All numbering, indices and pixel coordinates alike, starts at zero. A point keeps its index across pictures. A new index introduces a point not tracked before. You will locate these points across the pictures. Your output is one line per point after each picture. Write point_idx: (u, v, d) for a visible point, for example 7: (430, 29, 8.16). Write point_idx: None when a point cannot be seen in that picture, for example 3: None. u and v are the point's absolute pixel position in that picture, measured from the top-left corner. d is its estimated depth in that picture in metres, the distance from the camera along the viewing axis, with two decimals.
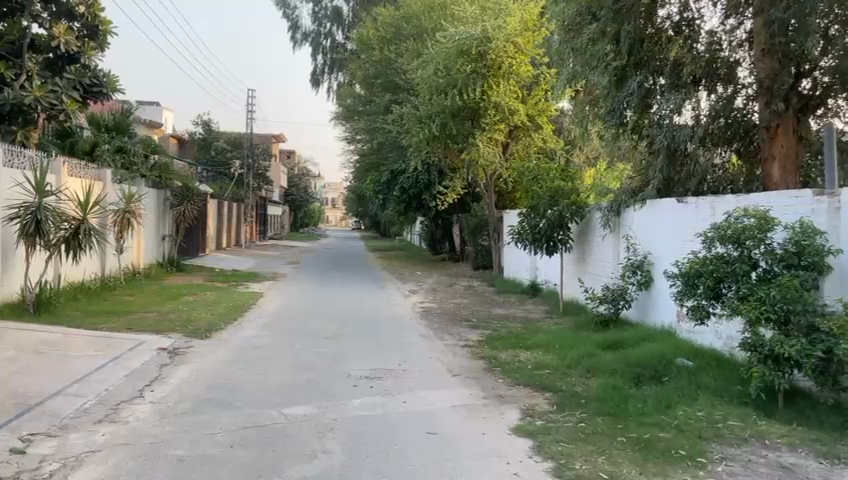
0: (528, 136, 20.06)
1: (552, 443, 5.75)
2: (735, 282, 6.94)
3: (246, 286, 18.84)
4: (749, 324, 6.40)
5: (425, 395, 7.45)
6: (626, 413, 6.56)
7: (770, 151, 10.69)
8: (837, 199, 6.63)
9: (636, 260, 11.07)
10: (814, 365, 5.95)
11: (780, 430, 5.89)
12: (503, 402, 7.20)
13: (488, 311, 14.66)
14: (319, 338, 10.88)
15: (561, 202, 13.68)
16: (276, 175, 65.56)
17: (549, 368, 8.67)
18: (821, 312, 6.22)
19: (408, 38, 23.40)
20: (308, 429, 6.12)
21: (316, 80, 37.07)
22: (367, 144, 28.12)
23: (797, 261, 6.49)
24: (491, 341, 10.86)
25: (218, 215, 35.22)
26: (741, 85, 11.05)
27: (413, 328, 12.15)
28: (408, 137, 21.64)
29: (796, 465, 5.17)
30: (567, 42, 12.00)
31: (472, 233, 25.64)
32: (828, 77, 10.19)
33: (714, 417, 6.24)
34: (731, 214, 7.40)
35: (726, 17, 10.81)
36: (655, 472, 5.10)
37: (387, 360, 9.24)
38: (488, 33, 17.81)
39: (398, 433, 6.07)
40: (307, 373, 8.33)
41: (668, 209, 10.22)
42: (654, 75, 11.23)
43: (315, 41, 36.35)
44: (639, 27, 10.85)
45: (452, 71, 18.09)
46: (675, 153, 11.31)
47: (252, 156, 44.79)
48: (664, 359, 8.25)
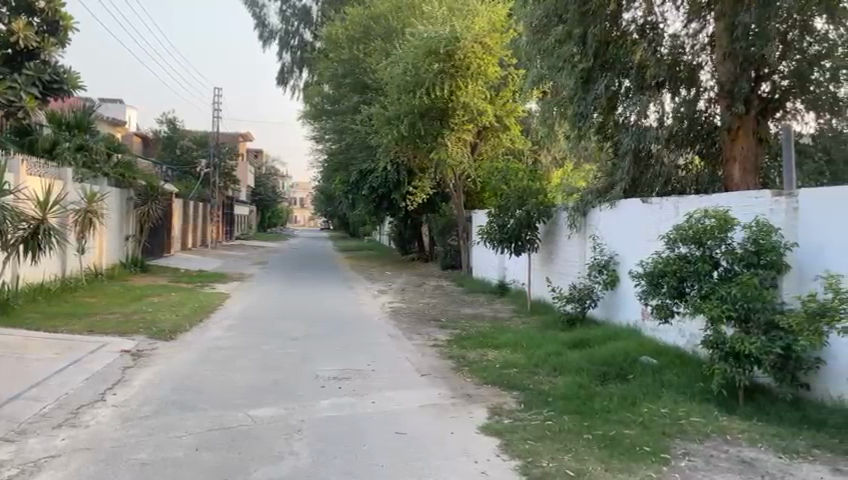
0: (496, 136, 20.15)
1: (519, 442, 5.79)
2: (697, 281, 7.06)
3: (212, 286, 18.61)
4: (711, 322, 6.54)
5: (394, 395, 7.43)
6: (592, 411, 6.63)
7: (731, 152, 10.93)
8: (794, 199, 6.81)
9: (602, 260, 11.23)
10: (773, 362, 6.13)
11: (740, 425, 6.01)
12: (471, 402, 7.22)
13: (457, 311, 14.69)
14: (286, 339, 10.81)
15: (529, 201, 13.82)
16: (243, 174, 64.80)
17: (516, 368, 8.71)
18: (779, 310, 6.37)
19: (377, 39, 23.44)
20: (274, 431, 6.06)
21: (282, 79, 36.77)
22: (335, 144, 27.97)
23: (756, 260, 6.65)
24: (459, 341, 10.87)
25: (184, 215, 34.70)
26: (704, 87, 11.29)
27: (381, 329, 12.12)
28: (377, 137, 21.63)
29: (756, 460, 5.28)
30: (534, 44, 12.04)
31: (441, 233, 25.71)
32: (788, 80, 10.51)
33: (677, 413, 6.34)
34: (692, 215, 7.51)
35: (688, 21, 11.03)
36: (620, 468, 5.16)
37: (355, 360, 9.20)
38: (456, 33, 17.86)
39: (366, 434, 6.05)
40: (274, 375, 8.25)
41: (633, 209, 10.37)
42: (620, 77, 11.32)
43: (283, 40, 36.05)
44: (605, 30, 11.06)
45: (420, 70, 18.15)
46: (640, 155, 11.40)
47: (217, 154, 44.33)
48: (628, 357, 8.37)
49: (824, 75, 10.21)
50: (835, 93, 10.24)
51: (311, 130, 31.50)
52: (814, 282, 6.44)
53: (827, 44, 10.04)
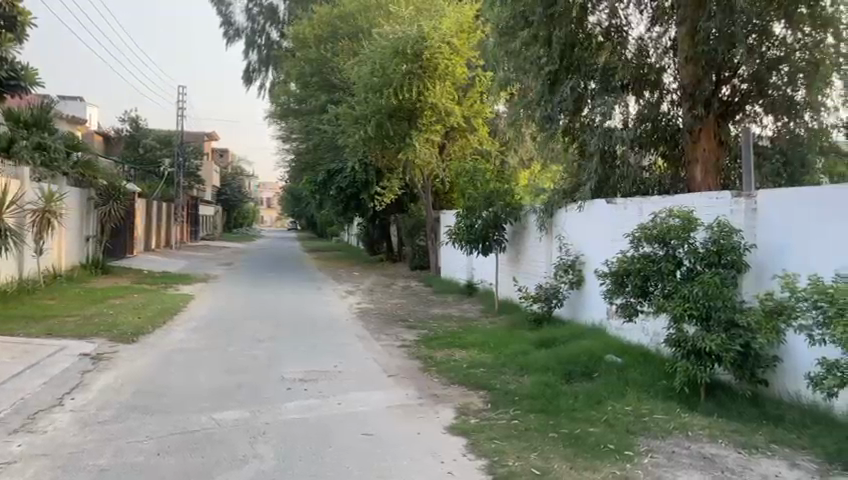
0: (465, 138, 20.18)
1: (486, 441, 5.80)
2: (660, 280, 7.16)
3: (176, 288, 18.31)
4: (674, 321, 6.64)
5: (361, 396, 7.40)
6: (557, 409, 6.70)
7: (692, 153, 10.97)
8: (753, 200, 6.98)
9: (569, 260, 11.37)
10: (733, 359, 6.27)
11: (702, 422, 6.12)
12: (439, 402, 7.22)
13: (425, 311, 14.72)
14: (252, 340, 10.67)
15: (497, 202, 13.91)
16: (208, 173, 63.98)
17: (483, 367, 8.75)
18: (740, 308, 6.51)
19: (345, 39, 23.39)
20: (238, 434, 5.97)
21: (248, 78, 36.36)
22: (303, 144, 27.80)
23: (717, 259, 6.78)
24: (427, 341, 10.89)
25: (147, 215, 34.10)
26: (667, 90, 11.62)
27: (349, 329, 12.06)
28: (344, 137, 21.56)
29: (717, 455, 5.38)
30: (501, 46, 12.07)
31: (409, 233, 25.75)
32: (747, 84, 10.76)
33: (640, 410, 6.44)
34: (657, 214, 7.60)
35: (651, 24, 11.47)
36: (584, 466, 5.22)
37: (321, 361, 9.14)
38: (423, 33, 17.94)
39: (332, 435, 6.01)
40: (239, 377, 8.14)
41: (599, 210, 10.50)
42: (585, 79, 11.33)
43: (250, 39, 35.67)
44: (571, 32, 11.16)
45: (387, 71, 18.19)
46: (607, 155, 11.35)
47: (181, 154, 43.74)
48: (594, 356, 8.48)
49: (782, 79, 10.45)
50: (792, 96, 10.50)
51: (278, 130, 31.23)
52: (772, 281, 6.60)
53: (785, 48, 10.22)
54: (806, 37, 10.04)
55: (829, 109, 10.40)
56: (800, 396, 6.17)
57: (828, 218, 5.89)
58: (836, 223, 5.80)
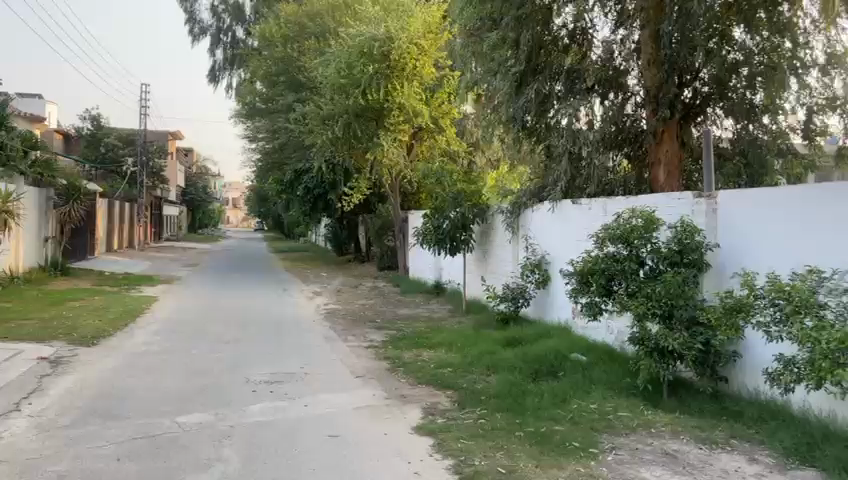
0: (432, 138, 20.20)
1: (452, 441, 5.81)
2: (624, 279, 7.23)
3: (139, 290, 17.97)
4: (637, 319, 6.73)
5: (327, 397, 7.35)
6: (524, 408, 6.75)
7: (656, 154, 11.09)
8: (713, 200, 7.13)
9: (535, 260, 11.49)
10: (695, 356, 6.41)
11: (664, 418, 6.23)
12: (406, 402, 7.22)
13: (393, 311, 14.72)
14: (217, 343, 10.52)
15: (465, 203, 14.01)
16: (172, 173, 63.04)
17: (450, 367, 8.77)
18: (701, 306, 6.66)
19: (312, 37, 23.12)
20: (201, 437, 5.88)
21: (214, 76, 35.93)
22: (269, 143, 27.56)
23: (680, 258, 6.92)
24: (395, 341, 10.90)
25: (109, 216, 33.43)
26: (630, 92, 11.73)
27: (316, 330, 11.99)
28: (311, 137, 21.39)
29: (679, 451, 5.48)
30: (468, 47, 12.11)
31: (377, 233, 25.74)
32: (708, 87, 11.03)
33: (605, 408, 6.52)
34: (620, 215, 7.70)
35: (616, 27, 11.41)
36: (549, 464, 5.26)
37: (287, 363, 9.05)
38: (390, 33, 17.82)
39: (298, 437, 5.96)
40: (204, 380, 8.03)
41: (565, 210, 10.61)
42: (551, 81, 11.51)
43: (215, 37, 35.23)
44: (536, 35, 11.12)
45: (354, 71, 18.12)
46: (574, 156, 11.42)
47: (144, 153, 43.01)
48: (560, 354, 8.59)
49: (742, 83, 10.74)
50: (752, 100, 10.85)
51: (244, 129, 30.89)
52: (731, 279, 6.76)
53: (744, 52, 10.36)
54: (764, 41, 10.09)
55: (787, 111, 10.77)
56: (758, 391, 6.31)
57: (785, 216, 6.07)
58: (791, 221, 5.99)
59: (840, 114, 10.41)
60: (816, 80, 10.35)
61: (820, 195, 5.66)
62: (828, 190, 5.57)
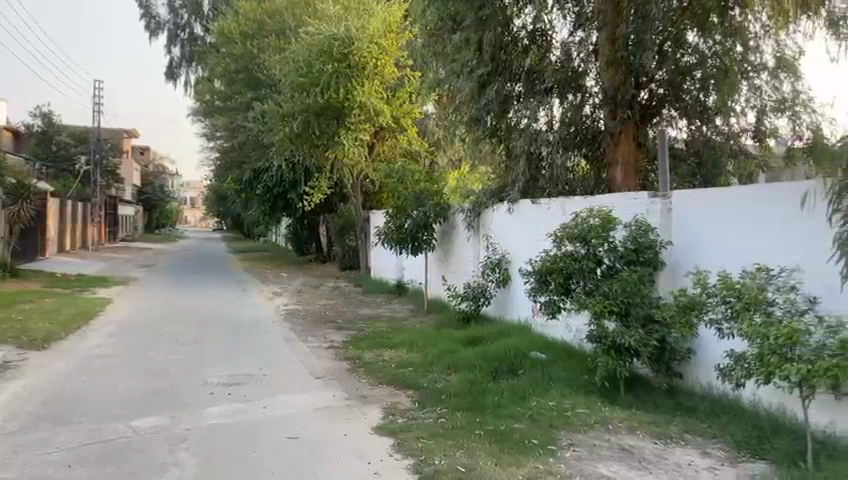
0: (394, 137, 20.15)
1: (411, 440, 5.81)
2: (582, 278, 7.30)
3: (92, 291, 17.53)
4: (595, 317, 6.80)
5: (287, 399, 7.26)
6: (484, 406, 6.79)
7: (613, 154, 11.25)
8: (669, 200, 7.26)
9: (495, 259, 11.59)
10: (651, 353, 6.55)
11: (621, 415, 6.33)
12: (367, 402, 7.20)
13: (355, 311, 14.66)
14: (173, 345, 10.31)
15: (427, 202, 14.12)
16: (127, 172, 61.62)
17: (412, 366, 8.78)
18: (657, 304, 6.81)
19: (272, 34, 22.79)
20: (157, 442, 5.76)
21: (171, 73, 35.26)
22: (228, 142, 27.18)
23: (636, 257, 7.06)
24: (356, 341, 10.85)
25: (61, 216, 32.49)
26: (588, 93, 11.64)
27: (276, 331, 11.85)
28: (270, 135, 21.19)
29: (635, 447, 5.57)
30: (429, 47, 12.13)
31: (339, 233, 25.62)
32: (663, 88, 11.17)
33: (563, 405, 6.60)
34: (578, 214, 7.78)
35: (574, 29, 11.43)
36: (509, 462, 5.29)
37: (247, 365, 8.92)
38: (350, 33, 17.85)
39: (256, 439, 5.88)
40: (160, 382, 7.87)
41: (525, 210, 10.70)
42: (512, 81, 11.65)
43: (172, 33, 34.54)
44: (498, 35, 11.17)
45: (313, 69, 17.99)
46: (532, 157, 11.69)
47: (97, 151, 41.96)
48: (519, 352, 8.67)
49: (695, 85, 11.02)
50: (704, 102, 11.12)
51: (202, 127, 30.38)
52: (685, 278, 6.92)
53: (698, 55, 10.63)
54: (717, 44, 10.32)
55: (738, 113, 10.99)
56: (711, 386, 6.47)
57: (735, 215, 6.25)
58: (742, 221, 6.15)
59: (788, 116, 10.70)
60: (765, 82, 10.68)
61: (768, 195, 5.84)
62: (776, 189, 5.76)
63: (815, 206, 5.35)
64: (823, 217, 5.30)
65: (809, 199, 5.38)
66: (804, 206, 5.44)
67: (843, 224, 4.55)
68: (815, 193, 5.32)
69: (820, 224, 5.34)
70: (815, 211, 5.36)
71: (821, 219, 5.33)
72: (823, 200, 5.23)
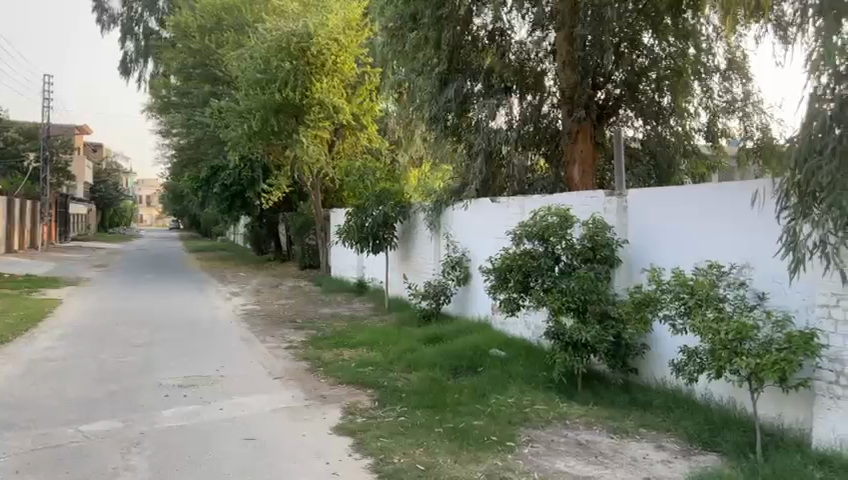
0: (354, 135, 19.93)
1: (371, 440, 5.77)
2: (540, 275, 7.37)
3: (42, 292, 17.01)
4: (553, 314, 6.91)
5: (244, 400, 7.15)
6: (444, 404, 6.79)
7: (571, 154, 11.26)
8: (624, 198, 7.39)
9: (455, 257, 11.65)
10: (607, 349, 6.65)
11: (578, 410, 6.41)
12: (326, 402, 7.14)
13: (314, 311, 14.52)
14: (127, 346, 10.06)
15: (387, 202, 14.06)
16: (79, 169, 59.94)
17: (372, 365, 8.74)
18: (613, 300, 6.92)
19: (229, 30, 22.46)
20: (108, 446, 5.62)
21: (125, 68, 34.44)
22: (184, 139, 26.65)
23: (593, 255, 7.15)
24: (315, 341, 10.74)
25: (8, 215, 31.43)
26: (547, 93, 11.96)
27: (234, 332, 11.66)
28: (227, 132, 20.87)
29: (591, 442, 5.65)
30: (390, 46, 11.73)
31: (299, 231, 25.40)
32: (619, 88, 11.34)
33: (522, 402, 6.66)
34: (536, 213, 7.82)
35: (532, 29, 11.52)
36: (468, 459, 5.31)
37: (203, 366, 8.76)
38: (310, 29, 17.68)
39: (212, 441, 5.78)
40: (112, 385, 7.67)
41: (484, 207, 10.76)
42: (472, 79, 11.62)
43: (126, 26, 33.68)
44: (457, 35, 11.04)
45: (271, 66, 17.82)
46: (492, 155, 11.76)
47: (47, 148, 40.70)
48: (478, 350, 8.72)
49: (651, 87, 11.21)
50: (660, 102, 11.30)
51: (157, 123, 29.73)
52: (640, 274, 7.06)
53: (653, 57, 10.91)
54: (671, 47, 10.72)
55: (692, 114, 11.29)
56: (665, 381, 6.61)
57: (687, 213, 6.40)
58: (696, 219, 6.28)
59: (739, 117, 10.93)
60: (717, 84, 11.00)
61: (719, 193, 5.99)
62: (727, 188, 5.89)
63: (765, 204, 5.50)
64: (770, 214, 5.46)
65: (759, 197, 5.52)
66: (754, 204, 5.58)
67: (789, 220, 4.65)
68: (765, 191, 5.46)
69: (768, 222, 5.49)
70: (765, 209, 5.51)
71: (769, 217, 5.48)
72: (772, 198, 5.38)
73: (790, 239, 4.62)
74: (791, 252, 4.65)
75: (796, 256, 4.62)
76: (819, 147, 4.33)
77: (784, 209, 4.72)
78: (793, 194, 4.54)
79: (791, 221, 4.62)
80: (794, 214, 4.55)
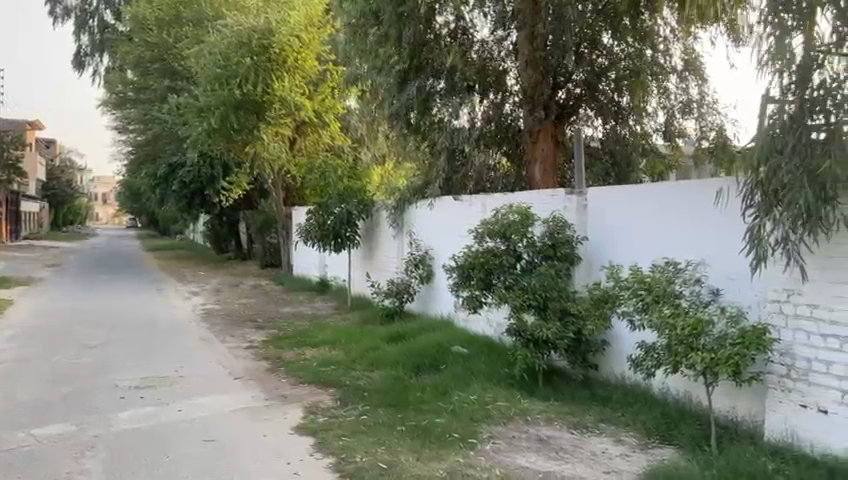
0: (316, 131, 19.68)
1: (332, 439, 5.72)
2: (502, 273, 7.40)
3: None
4: (514, 311, 6.96)
5: (203, 401, 7.03)
6: (406, 403, 6.78)
7: (532, 153, 11.42)
8: (584, 197, 7.50)
9: (418, 255, 11.65)
10: (567, 345, 6.73)
11: (539, 406, 6.47)
12: (287, 402, 7.06)
13: (275, 310, 14.34)
14: (81, 347, 9.79)
15: (350, 200, 14.00)
16: (30, 165, 58.09)
17: (334, 364, 8.66)
18: (572, 297, 7.02)
19: (188, 24, 22.02)
20: (61, 450, 5.47)
21: (80, 62, 33.56)
22: (141, 135, 26.08)
23: (554, 253, 7.26)
24: (276, 341, 10.61)
25: None
26: (509, 92, 11.89)
27: (192, 332, 11.45)
28: (187, 129, 20.51)
29: (552, 437, 5.71)
30: (353, 43, 11.68)
31: (260, 230, 25.08)
32: (579, 88, 11.43)
33: (484, 398, 6.70)
34: (498, 210, 7.84)
35: (495, 27, 11.65)
36: (430, 457, 5.31)
37: (161, 367, 8.59)
38: (272, 26, 17.62)
39: (171, 443, 5.67)
40: (65, 388, 7.46)
41: (448, 205, 10.77)
42: (434, 78, 11.45)
43: (80, 19, 32.77)
44: (420, 33, 10.95)
45: (231, 61, 17.59)
46: (453, 153, 11.99)
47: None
48: (441, 347, 8.72)
49: (610, 87, 11.31)
50: (619, 102, 11.45)
51: (113, 119, 29.01)
52: (599, 271, 7.18)
53: (612, 57, 11.07)
54: (629, 48, 10.89)
55: (650, 114, 11.49)
56: (624, 376, 6.73)
57: (646, 211, 6.49)
58: (655, 217, 6.37)
59: (695, 118, 11.30)
60: (675, 85, 11.32)
61: (678, 192, 6.08)
62: (685, 187, 5.99)
63: (728, 203, 5.55)
64: (733, 214, 5.52)
65: (722, 196, 5.57)
66: (717, 203, 5.63)
67: (754, 219, 4.74)
68: (728, 190, 5.51)
69: (731, 221, 5.55)
70: (727, 209, 5.57)
71: (732, 217, 5.55)
72: (736, 197, 5.43)
73: (754, 236, 4.74)
74: (753, 250, 4.78)
75: (758, 254, 4.75)
76: (780, 145, 4.41)
77: (749, 207, 4.82)
78: (756, 191, 4.64)
79: (756, 221, 4.72)
80: (758, 212, 4.65)
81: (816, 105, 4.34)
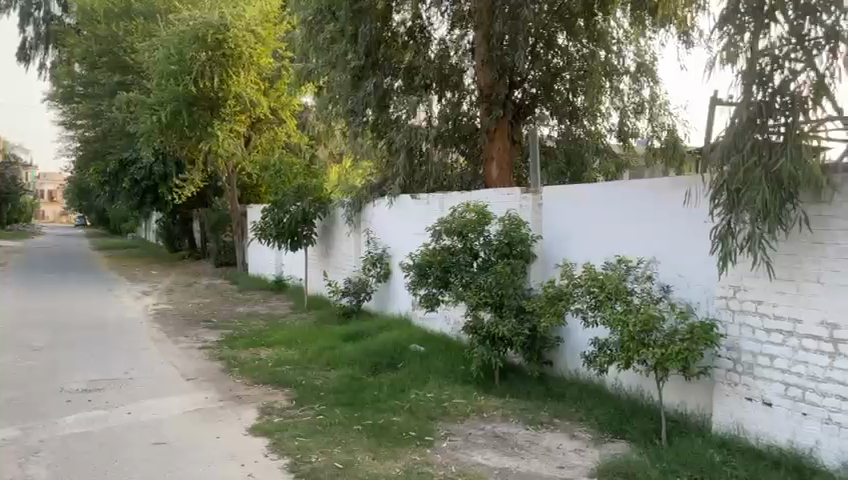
0: (272, 129, 19.51)
1: (287, 440, 5.66)
2: (458, 271, 7.43)
3: None
4: (471, 309, 6.99)
5: (154, 403, 6.87)
6: (363, 401, 6.76)
7: (489, 151, 11.47)
8: (538, 196, 7.58)
9: (376, 253, 11.60)
10: (522, 342, 6.78)
11: (496, 403, 6.51)
12: (241, 403, 6.95)
13: (230, 310, 14.11)
14: (25, 350, 9.44)
15: (306, 198, 13.87)
16: None
17: (290, 364, 8.56)
18: (527, 295, 7.08)
19: (138, 18, 21.44)
20: (4, 456, 5.28)
21: (24, 55, 32.41)
22: (90, 131, 25.32)
23: (509, 250, 7.26)
24: (231, 341, 10.44)
25: None
26: (466, 91, 12.11)
27: (143, 332, 11.17)
28: (137, 125, 20.02)
29: (507, 433, 5.77)
30: (308, 40, 11.55)
31: (214, 228, 24.65)
32: (535, 88, 11.64)
33: (441, 397, 6.71)
34: (455, 208, 7.86)
35: (452, 26, 11.61)
36: (387, 455, 5.30)
37: (111, 368, 8.36)
38: (226, 18, 17.08)
39: (120, 447, 5.53)
40: (8, 392, 7.19)
41: (405, 204, 10.77)
42: (389, 77, 11.57)
43: (24, 11, 31.63)
44: (377, 30, 11.02)
45: (185, 57, 17.21)
46: (412, 151, 11.64)
47: None
48: (399, 347, 8.68)
49: (565, 87, 11.50)
50: (574, 103, 11.65)
51: (60, 114, 28.11)
52: (554, 269, 7.28)
53: (567, 57, 11.31)
54: (583, 48, 11.12)
55: (603, 114, 11.69)
56: (579, 372, 6.84)
57: (597, 209, 6.65)
58: (612, 216, 6.43)
59: (647, 118, 11.54)
60: (628, 86, 11.46)
61: (633, 193, 6.17)
62: (635, 187, 6.16)
63: (697, 206, 5.49)
64: (701, 216, 5.47)
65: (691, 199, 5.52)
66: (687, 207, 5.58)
67: (722, 218, 4.77)
68: (696, 193, 5.46)
69: (691, 222, 5.59)
70: (696, 211, 5.51)
71: (690, 218, 5.59)
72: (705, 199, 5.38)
73: (722, 234, 4.77)
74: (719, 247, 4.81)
75: (725, 252, 4.79)
76: (741, 144, 4.52)
77: (716, 207, 4.86)
78: (723, 192, 4.69)
79: (724, 220, 4.76)
80: (725, 211, 4.69)
81: (773, 106, 4.41)
